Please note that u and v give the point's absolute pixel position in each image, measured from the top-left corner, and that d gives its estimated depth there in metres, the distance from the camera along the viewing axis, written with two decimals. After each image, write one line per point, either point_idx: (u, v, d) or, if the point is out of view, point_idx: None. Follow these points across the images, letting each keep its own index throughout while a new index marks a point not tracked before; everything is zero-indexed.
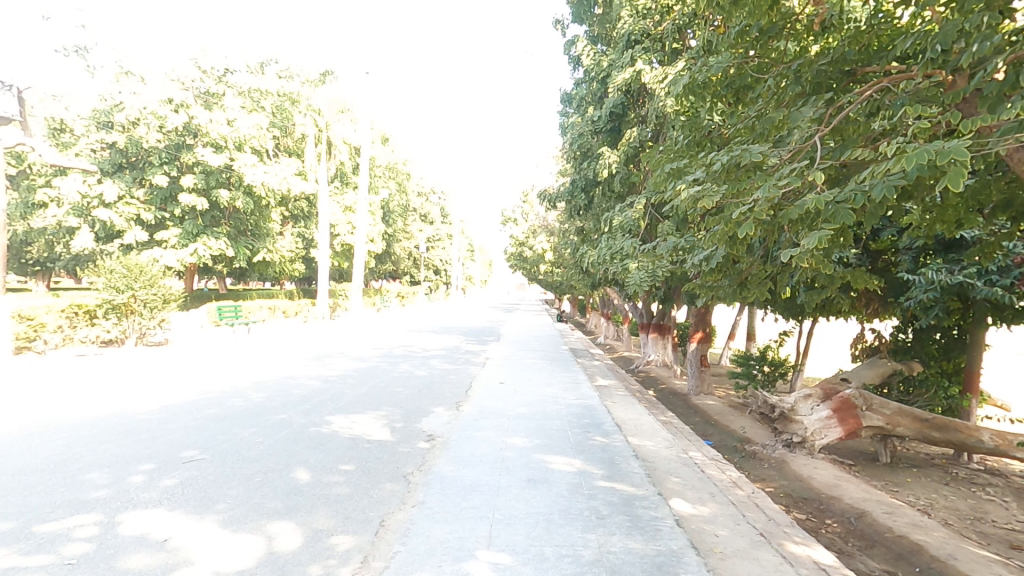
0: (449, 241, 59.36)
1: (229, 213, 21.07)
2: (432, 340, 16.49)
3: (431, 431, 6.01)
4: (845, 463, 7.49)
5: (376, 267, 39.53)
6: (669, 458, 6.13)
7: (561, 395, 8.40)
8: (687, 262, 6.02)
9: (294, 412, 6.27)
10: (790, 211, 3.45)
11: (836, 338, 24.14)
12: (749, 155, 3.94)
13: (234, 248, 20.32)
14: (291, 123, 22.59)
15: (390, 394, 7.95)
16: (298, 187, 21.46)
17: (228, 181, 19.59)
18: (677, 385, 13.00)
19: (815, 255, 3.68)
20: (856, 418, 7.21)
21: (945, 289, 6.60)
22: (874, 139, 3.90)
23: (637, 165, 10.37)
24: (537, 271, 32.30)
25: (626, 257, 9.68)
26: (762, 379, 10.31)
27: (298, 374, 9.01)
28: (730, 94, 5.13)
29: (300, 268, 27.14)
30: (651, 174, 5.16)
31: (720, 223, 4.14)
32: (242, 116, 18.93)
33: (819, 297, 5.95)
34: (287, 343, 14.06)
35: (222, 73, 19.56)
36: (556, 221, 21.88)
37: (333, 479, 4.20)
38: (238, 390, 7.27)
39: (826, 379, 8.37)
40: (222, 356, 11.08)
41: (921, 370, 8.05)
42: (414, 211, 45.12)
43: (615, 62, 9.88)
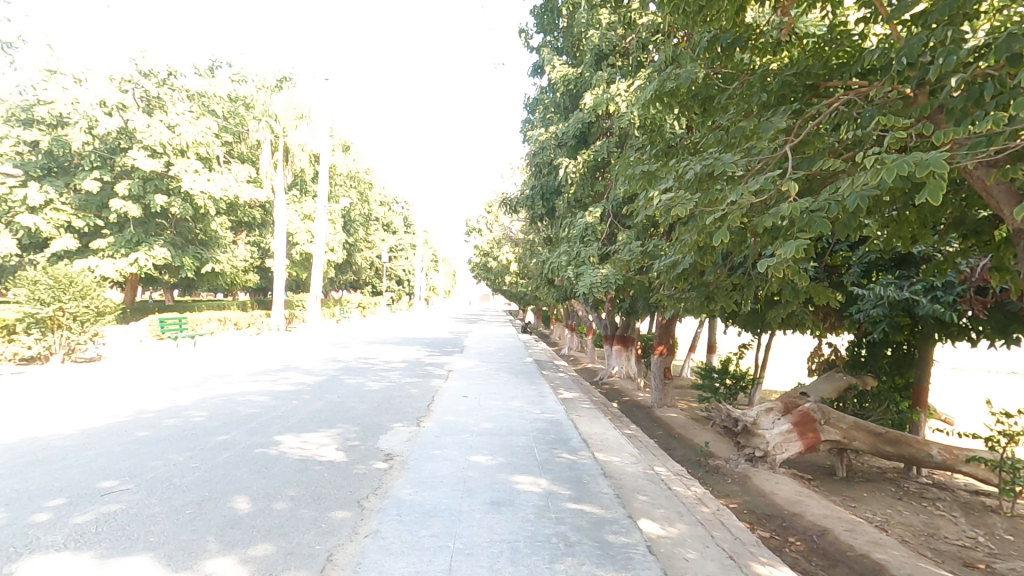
0: (412, 252, 58.54)
1: (175, 220, 19.93)
2: (392, 353, 16.02)
3: (389, 449, 5.67)
4: (805, 476, 7.59)
5: (336, 278, 38.46)
6: (635, 475, 6.00)
7: (526, 409, 8.19)
8: (653, 271, 5.98)
9: (239, 432, 5.79)
10: (765, 220, 3.44)
11: (790, 351, 25.01)
12: (722, 165, 3.89)
13: (178, 258, 19.17)
14: (245, 130, 21.60)
15: (346, 410, 7.52)
16: (248, 195, 20.59)
17: (167, 188, 18.54)
18: (641, 398, 13.03)
19: (789, 265, 3.63)
20: (814, 431, 7.37)
21: (894, 305, 6.82)
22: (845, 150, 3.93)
23: (600, 172, 10.49)
24: (501, 283, 32.07)
25: (583, 263, 9.85)
26: (724, 391, 10.41)
27: (245, 390, 8.42)
28: (696, 105, 5.18)
29: (253, 277, 26.01)
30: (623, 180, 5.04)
31: (693, 232, 4.10)
32: (185, 123, 17.97)
33: (783, 311, 6.00)
34: (235, 357, 13.31)
35: (167, 77, 18.52)
36: (520, 232, 21.86)
37: (278, 506, 3.82)
38: (177, 409, 6.70)
39: (787, 392, 8.50)
40: (159, 372, 10.31)
41: (874, 385, 8.31)
42: (376, 220, 44.22)
43: (584, 75, 9.85)
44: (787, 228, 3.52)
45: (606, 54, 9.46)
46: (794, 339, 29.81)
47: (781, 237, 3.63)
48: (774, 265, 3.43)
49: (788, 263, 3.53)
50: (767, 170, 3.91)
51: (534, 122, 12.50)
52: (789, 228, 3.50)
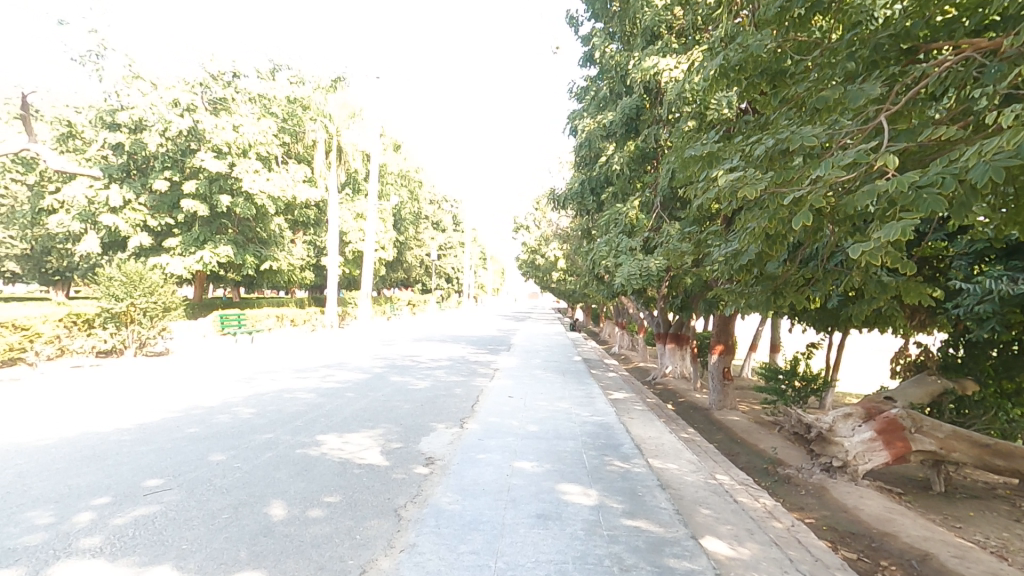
0: (461, 249, 59.13)
1: (237, 220, 20.88)
2: (439, 350, 16.02)
3: (431, 453, 5.46)
4: (892, 491, 6.78)
5: (388, 276, 39.33)
6: (695, 485, 5.49)
7: (574, 411, 7.79)
8: (711, 262, 5.41)
9: (283, 431, 5.75)
10: (855, 201, 2.91)
11: (865, 352, 23.11)
12: (797, 139, 3.35)
13: (241, 256, 20.07)
14: (302, 130, 22.31)
15: (391, 409, 7.41)
16: (305, 195, 21.25)
17: (231, 188, 19.32)
18: (697, 399, 12.29)
19: (890, 252, 3.07)
20: (904, 441, 6.56)
21: (1004, 300, 5.91)
22: (956, 119, 3.29)
23: (652, 162, 9.95)
24: (549, 280, 31.65)
25: (627, 254, 9.46)
26: (792, 395, 9.57)
27: (293, 388, 8.51)
28: (764, 81, 4.57)
29: (309, 275, 26.95)
30: (679, 162, 4.54)
31: (763, 218, 3.58)
32: (247, 123, 18.79)
33: (869, 307, 5.30)
34: (291, 354, 13.67)
35: (231, 78, 19.23)
36: (567, 228, 21.41)
37: (313, 514, 3.65)
38: (228, 406, 6.80)
39: (868, 397, 7.64)
40: (218, 367, 10.71)
41: (976, 390, 7.33)
42: (426, 220, 44.93)
43: (632, 56, 9.35)
44: (882, 212, 2.97)
45: (660, 33, 8.95)
46: (869, 338, 27.55)
47: (877, 220, 3.08)
48: (869, 253, 2.88)
49: (886, 251, 2.96)
50: (857, 145, 3.33)
51: (581, 111, 12.05)
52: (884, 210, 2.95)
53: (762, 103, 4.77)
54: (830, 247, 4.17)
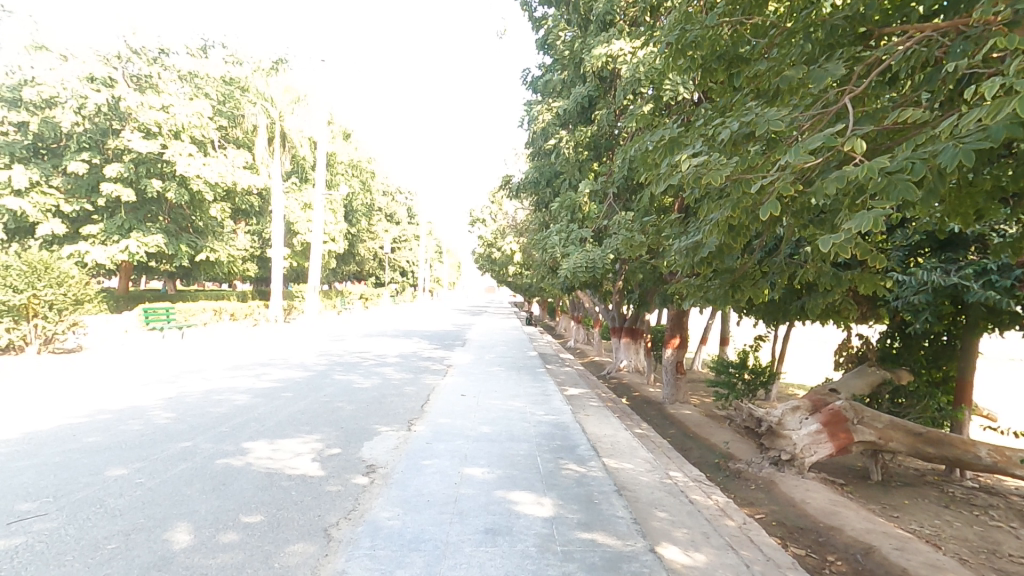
0: (416, 242, 57.93)
1: (169, 207, 19.32)
2: (389, 345, 15.41)
3: (372, 459, 5.03)
4: (837, 483, 6.90)
5: (338, 269, 37.85)
6: (650, 485, 5.31)
7: (528, 410, 7.50)
8: (667, 256, 5.23)
9: (203, 437, 5.13)
10: (822, 189, 2.71)
11: (807, 345, 24.24)
12: (763, 122, 3.13)
13: (173, 245, 18.58)
14: (240, 113, 20.87)
15: (332, 411, 6.88)
16: (246, 181, 19.93)
17: (161, 172, 17.91)
18: (651, 393, 12.34)
19: (858, 243, 2.86)
20: (846, 433, 6.67)
21: (938, 292, 6.04)
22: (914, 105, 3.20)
23: (606, 148, 9.86)
24: (506, 274, 31.41)
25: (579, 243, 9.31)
26: (742, 388, 9.68)
27: (222, 388, 7.78)
28: (721, 68, 4.41)
29: (252, 268, 25.46)
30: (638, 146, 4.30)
31: (727, 207, 3.37)
32: (179, 103, 17.37)
33: (822, 301, 5.28)
34: (227, 351, 12.72)
35: (157, 54, 17.59)
36: (523, 221, 21.18)
37: (225, 539, 3.15)
38: (141, 411, 6.06)
39: (814, 390, 7.78)
40: (137, 366, 9.76)
41: (909, 379, 7.54)
42: (380, 211, 43.62)
43: (586, 43, 9.18)
44: (852, 201, 2.77)
45: (613, 20, 8.81)
46: (811, 332, 28.93)
47: (845, 210, 2.88)
48: (841, 245, 2.65)
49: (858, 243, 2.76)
50: (819, 129, 3.16)
51: (536, 99, 11.79)
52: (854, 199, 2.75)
53: (719, 91, 4.64)
54: (790, 235, 4.02)
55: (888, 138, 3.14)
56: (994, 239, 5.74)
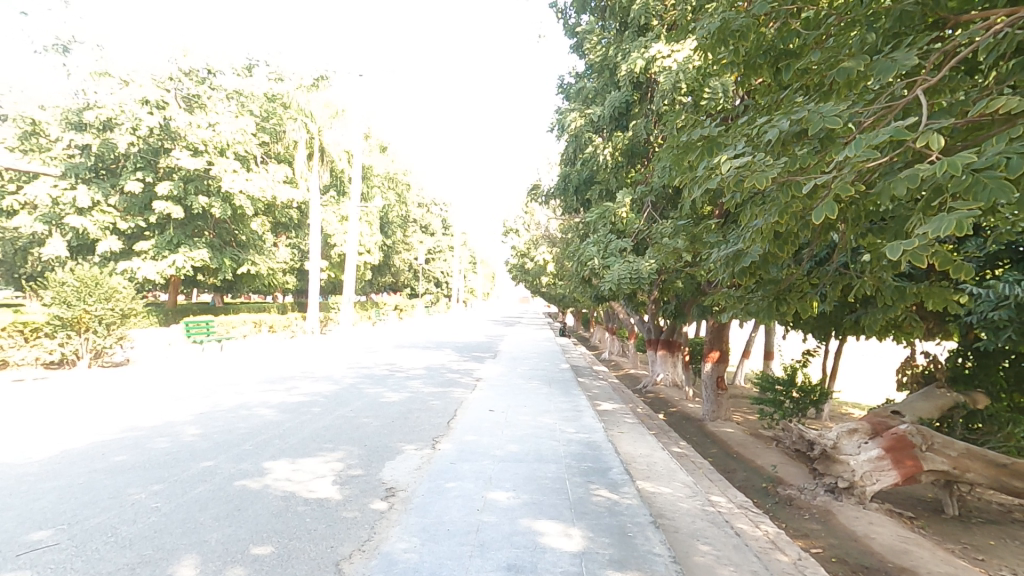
0: (450, 253, 58.44)
1: (214, 222, 20.09)
2: (420, 357, 15.36)
3: (393, 481, 4.85)
4: (902, 514, 6.25)
5: (374, 280, 38.51)
6: (691, 513, 4.89)
7: (559, 427, 7.16)
8: (706, 265, 4.85)
9: (225, 457, 5.08)
10: (889, 190, 2.32)
11: (862, 359, 22.81)
12: (817, 118, 2.76)
13: (217, 259, 19.24)
14: (282, 129, 21.43)
15: (357, 428, 6.76)
16: (285, 195, 20.47)
17: (207, 189, 18.60)
18: (690, 409, 11.75)
19: (937, 250, 2.44)
20: (912, 459, 6.03)
21: (1022, 307, 5.41)
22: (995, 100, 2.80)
23: (641, 155, 9.51)
24: (539, 284, 31.13)
25: (614, 255, 8.94)
26: (790, 407, 9.03)
27: (252, 403, 7.80)
28: (766, 64, 4.05)
29: (292, 280, 26.14)
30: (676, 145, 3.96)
31: (773, 212, 3.02)
32: (224, 121, 18.08)
33: (884, 316, 4.77)
34: (265, 363, 12.89)
35: (205, 75, 18.56)
36: (556, 231, 20.92)
37: (230, 575, 2.98)
38: (171, 426, 6.11)
39: (873, 411, 7.13)
40: (177, 379, 9.98)
41: (986, 405, 6.85)
42: (414, 223, 44.25)
43: (621, 49, 8.93)
44: (928, 202, 2.38)
45: (650, 23, 8.53)
46: (865, 345, 27.20)
47: (919, 214, 2.47)
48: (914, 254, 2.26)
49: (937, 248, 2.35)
50: (885, 126, 2.77)
51: (568, 108, 11.59)
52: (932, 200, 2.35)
53: (763, 91, 4.29)
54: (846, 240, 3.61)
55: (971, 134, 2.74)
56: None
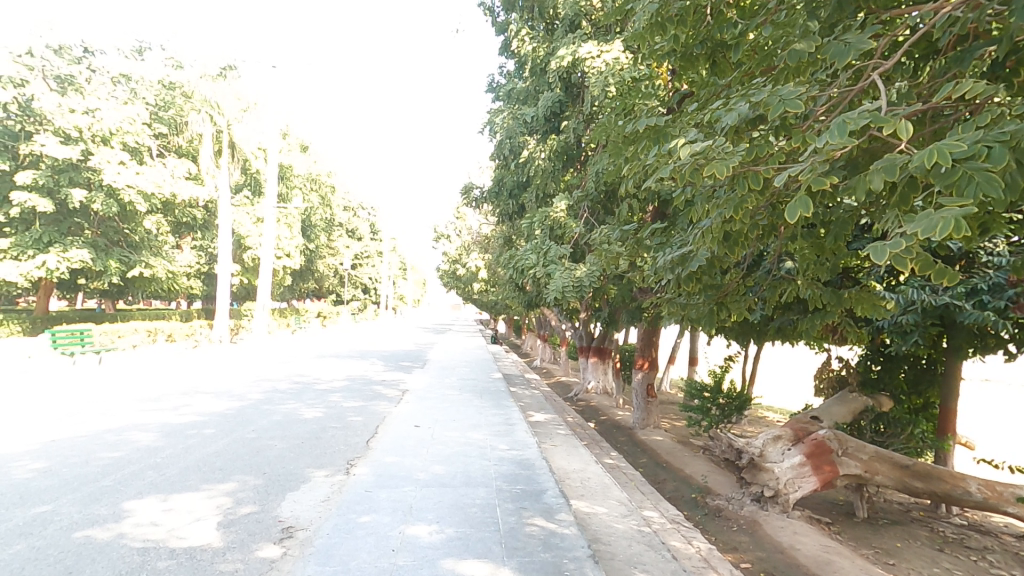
0: (379, 258, 56.38)
1: (98, 220, 17.69)
2: (338, 368, 14.29)
3: (291, 517, 4.11)
4: (822, 521, 6.35)
5: (295, 285, 36.12)
6: (626, 535, 4.54)
7: (489, 444, 6.65)
8: (648, 268, 4.62)
9: (71, 500, 4.10)
10: (864, 184, 2.06)
11: (776, 367, 24.24)
12: (776, 101, 2.51)
13: (100, 261, 16.85)
14: (183, 120, 19.40)
15: (256, 451, 5.88)
16: (187, 192, 18.48)
17: (86, 182, 16.25)
18: (620, 417, 11.68)
19: (925, 259, 2.11)
20: (831, 465, 6.14)
21: (927, 313, 5.63)
22: (932, 96, 2.73)
23: (573, 158, 9.32)
24: (471, 291, 30.51)
25: (550, 261, 8.61)
26: (717, 414, 9.11)
27: (126, 427, 6.63)
28: (703, 55, 3.86)
29: (197, 285, 23.68)
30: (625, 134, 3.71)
31: (728, 208, 2.85)
32: (106, 106, 15.95)
33: (816, 322, 4.75)
34: (156, 377, 11.29)
35: (82, 54, 16.31)
36: (489, 236, 20.52)
37: None
38: (1, 463, 4.96)
39: (794, 417, 7.26)
40: (33, 398, 8.42)
41: (891, 407, 7.08)
42: (341, 226, 42.14)
43: (553, 48, 8.73)
44: (903, 196, 2.12)
45: (582, 24, 8.37)
46: (779, 356, 28.98)
47: (889, 216, 2.22)
48: (903, 251, 1.92)
49: (926, 257, 2.04)
50: (834, 118, 2.64)
51: (499, 108, 11.27)
52: (908, 193, 2.09)
53: (699, 86, 4.12)
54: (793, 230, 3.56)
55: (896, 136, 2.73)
56: (983, 257, 5.27)
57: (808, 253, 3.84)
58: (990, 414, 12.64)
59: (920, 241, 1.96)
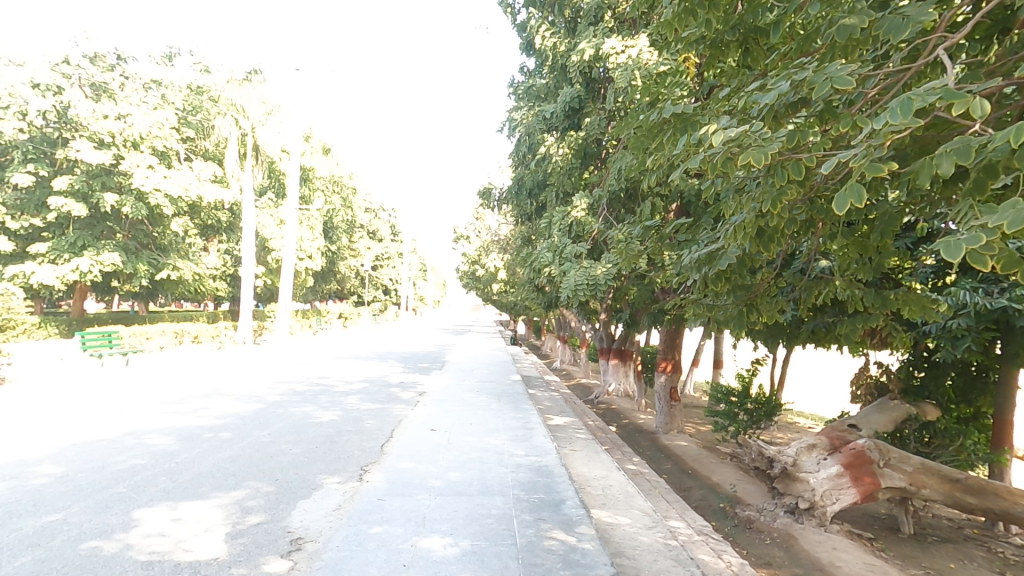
0: (400, 260, 56.75)
1: (129, 223, 18.11)
2: (358, 369, 14.27)
3: (301, 527, 3.98)
4: (863, 536, 5.98)
5: (317, 287, 36.54)
6: (653, 549, 4.29)
7: (508, 450, 6.46)
8: (673, 269, 4.37)
9: (83, 508, 4.06)
10: (929, 169, 1.80)
11: (806, 369, 23.45)
12: (822, 79, 2.26)
13: (130, 264, 17.20)
14: (210, 124, 19.52)
15: (271, 456, 5.80)
16: (212, 195, 18.74)
17: (118, 186, 16.65)
18: (642, 420, 11.37)
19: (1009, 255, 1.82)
20: (872, 476, 5.77)
21: (980, 315, 5.23)
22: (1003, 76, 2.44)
23: (594, 155, 9.08)
24: (490, 292, 30.39)
25: (570, 261, 8.38)
26: (745, 420, 8.75)
27: (144, 430, 6.64)
28: (734, 43, 3.63)
29: (222, 287, 24.09)
30: (650, 123, 3.49)
31: (764, 200, 2.64)
32: (138, 112, 16.20)
33: (859, 326, 4.42)
34: (180, 379, 11.40)
35: (116, 61, 16.78)
36: (508, 237, 20.34)
37: None
38: (21, 467, 4.98)
39: (829, 424, 6.88)
40: (60, 400, 8.56)
41: (936, 416, 6.60)
42: (362, 229, 42.51)
43: (573, 42, 8.49)
44: (979, 183, 1.84)
45: (603, 17, 8.12)
46: (808, 360, 27.99)
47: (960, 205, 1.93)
48: (984, 244, 1.64)
49: (1010, 252, 1.76)
50: (887, 101, 2.39)
51: (518, 106, 11.06)
52: (984, 178, 1.83)
53: (730, 74, 3.87)
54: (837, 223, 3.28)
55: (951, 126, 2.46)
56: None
57: (851, 255, 3.57)
58: None
59: (1001, 235, 1.70)
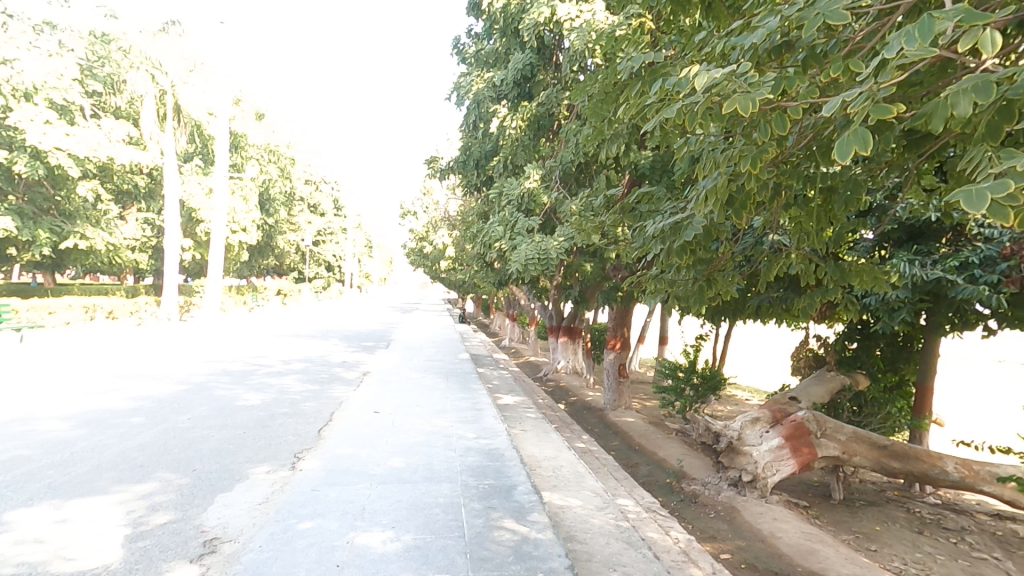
0: (344, 236, 54.44)
1: (24, 184, 16.10)
2: (295, 348, 13.42)
3: (217, 525, 3.50)
4: (800, 505, 6.17)
5: (252, 262, 34.35)
6: (604, 531, 4.13)
7: (456, 431, 6.14)
8: (632, 240, 4.14)
9: None
10: (943, 110, 1.58)
11: (744, 347, 24.54)
12: (812, 15, 1.99)
13: (28, 231, 15.27)
14: (120, 79, 17.61)
15: (188, 443, 5.19)
16: (126, 157, 16.78)
17: (8, 141, 14.72)
18: (591, 397, 11.38)
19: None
20: (810, 447, 5.93)
21: (917, 288, 5.40)
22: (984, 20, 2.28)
23: (545, 126, 8.73)
24: (438, 270, 29.65)
25: (520, 236, 8.05)
26: (691, 395, 8.87)
27: (34, 416, 5.79)
28: None
29: (142, 260, 22.07)
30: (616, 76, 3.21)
31: (744, 159, 2.43)
32: (29, 58, 14.44)
33: (813, 301, 4.37)
34: (90, 358, 10.27)
35: None
36: (456, 213, 19.70)
37: None
38: None
39: (771, 398, 7.05)
40: None
41: (867, 385, 6.88)
42: (302, 202, 40.27)
43: (526, 4, 8.03)
44: (993, 128, 1.61)
45: None
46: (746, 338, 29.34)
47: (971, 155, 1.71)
48: (1011, 192, 1.40)
49: None
50: (878, 47, 2.16)
51: (466, 72, 10.46)
52: (997, 123, 1.61)
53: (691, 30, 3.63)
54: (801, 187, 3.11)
55: (933, 79, 2.27)
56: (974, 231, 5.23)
57: (808, 225, 3.45)
58: (953, 394, 12.90)
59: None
